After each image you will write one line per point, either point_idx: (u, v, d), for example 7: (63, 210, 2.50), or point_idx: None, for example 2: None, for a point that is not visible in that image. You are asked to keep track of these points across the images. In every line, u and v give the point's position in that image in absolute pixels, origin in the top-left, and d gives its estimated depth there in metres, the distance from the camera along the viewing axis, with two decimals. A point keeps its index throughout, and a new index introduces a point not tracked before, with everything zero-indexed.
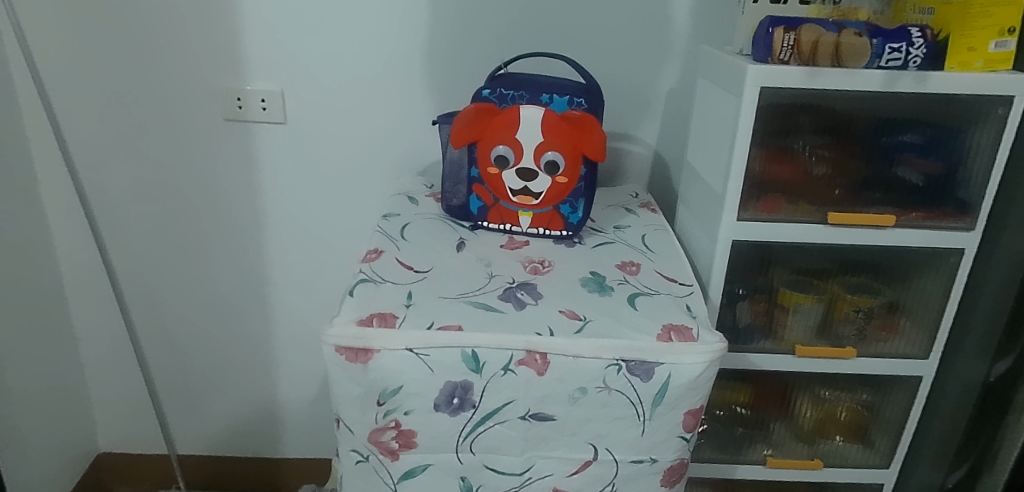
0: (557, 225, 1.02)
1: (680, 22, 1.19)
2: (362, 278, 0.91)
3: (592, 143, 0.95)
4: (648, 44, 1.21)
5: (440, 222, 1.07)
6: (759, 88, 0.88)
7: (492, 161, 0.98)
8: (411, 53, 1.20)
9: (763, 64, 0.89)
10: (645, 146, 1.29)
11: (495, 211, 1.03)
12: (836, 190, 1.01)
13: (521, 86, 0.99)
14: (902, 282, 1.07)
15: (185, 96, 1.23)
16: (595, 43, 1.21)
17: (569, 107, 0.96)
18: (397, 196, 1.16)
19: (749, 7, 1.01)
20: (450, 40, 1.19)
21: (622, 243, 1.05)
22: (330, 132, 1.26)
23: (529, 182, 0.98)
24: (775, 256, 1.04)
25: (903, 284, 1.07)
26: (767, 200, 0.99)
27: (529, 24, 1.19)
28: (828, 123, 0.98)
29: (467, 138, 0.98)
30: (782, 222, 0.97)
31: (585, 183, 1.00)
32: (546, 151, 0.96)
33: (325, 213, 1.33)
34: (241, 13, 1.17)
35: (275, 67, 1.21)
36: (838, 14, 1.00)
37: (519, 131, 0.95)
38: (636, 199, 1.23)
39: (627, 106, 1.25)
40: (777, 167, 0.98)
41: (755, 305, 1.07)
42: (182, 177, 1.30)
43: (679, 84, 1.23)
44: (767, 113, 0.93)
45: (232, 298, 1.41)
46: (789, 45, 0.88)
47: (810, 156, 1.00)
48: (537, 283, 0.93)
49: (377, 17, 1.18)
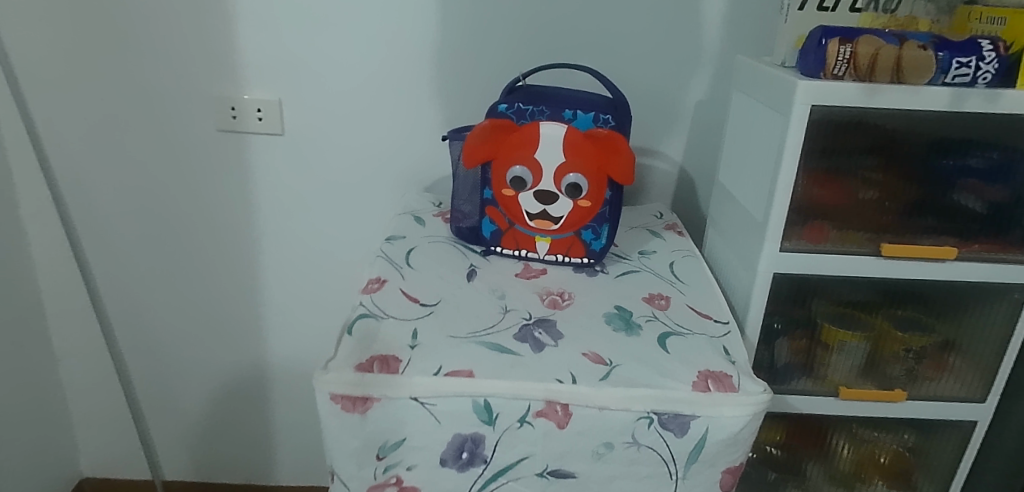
0: (578, 252, 0.93)
1: (712, 29, 1.09)
2: (362, 312, 0.82)
3: (618, 165, 0.86)
4: (677, 53, 1.11)
5: (448, 246, 0.98)
6: (810, 106, 0.79)
7: (508, 182, 0.89)
8: (420, 60, 1.11)
9: (815, 79, 0.79)
10: (670, 162, 1.19)
11: (510, 236, 0.94)
12: (885, 215, 0.92)
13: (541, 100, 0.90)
14: (957, 317, 0.97)
15: (174, 104, 1.14)
16: (619, 51, 1.11)
17: (594, 125, 0.87)
18: (402, 216, 1.07)
19: (793, 14, 0.92)
20: (461, 46, 1.10)
21: (648, 272, 0.95)
22: (330, 144, 1.17)
23: (548, 205, 0.89)
24: (818, 290, 0.94)
25: (959, 320, 0.97)
26: (813, 227, 0.89)
27: (548, 30, 1.09)
28: (881, 142, 0.88)
29: (480, 157, 0.89)
30: (829, 254, 0.88)
31: (609, 207, 0.91)
32: (568, 173, 0.86)
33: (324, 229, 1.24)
34: (237, 15, 1.08)
35: (272, 74, 1.12)
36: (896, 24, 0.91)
37: (538, 151, 0.86)
38: (661, 220, 1.13)
39: (652, 119, 1.16)
40: (822, 190, 0.88)
41: (794, 341, 0.97)
42: (172, 190, 1.21)
43: (709, 96, 1.14)
44: (816, 133, 0.84)
45: (225, 318, 1.32)
46: (845, 59, 0.78)
47: (859, 179, 0.90)
48: (555, 320, 0.84)
49: (383, 20, 1.08)
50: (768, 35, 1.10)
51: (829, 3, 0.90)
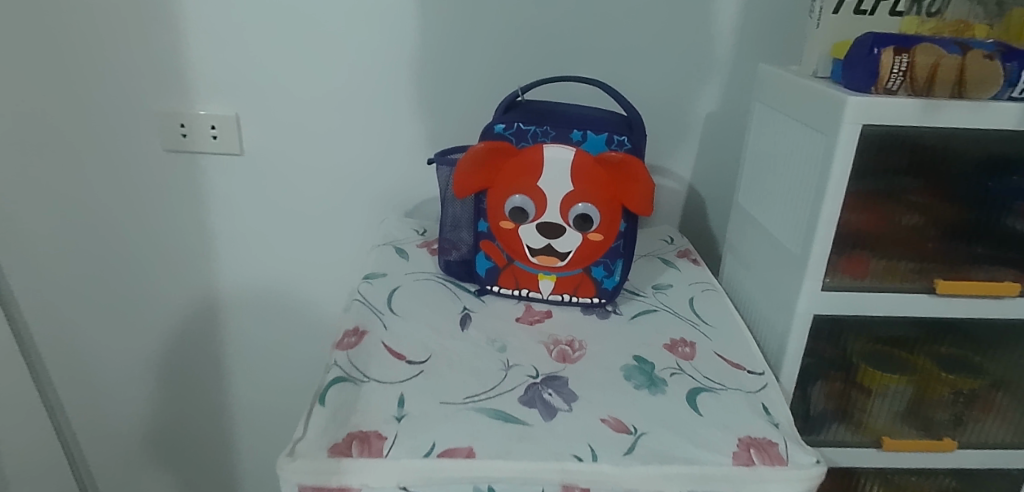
0: (587, 291, 0.81)
1: (725, 34, 0.98)
2: (337, 375, 0.68)
3: (636, 193, 0.74)
4: (686, 59, 0.99)
5: (436, 285, 0.85)
6: (860, 126, 0.68)
7: (507, 214, 0.77)
8: (397, 68, 0.98)
9: (864, 95, 0.68)
10: (678, 180, 1.07)
11: (508, 274, 0.82)
12: (927, 242, 0.80)
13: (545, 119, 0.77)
14: (1003, 351, 0.87)
15: (115, 120, 1.00)
16: (621, 58, 0.99)
17: (607, 148, 0.74)
18: (381, 247, 0.94)
19: (826, 19, 0.81)
20: (443, 52, 0.97)
21: (666, 311, 0.83)
22: (298, 164, 1.03)
23: (554, 239, 0.77)
24: (862, 329, 0.83)
25: (1005, 355, 0.87)
26: (852, 260, 0.77)
27: (542, 35, 0.97)
28: (926, 160, 0.76)
29: (475, 184, 0.77)
30: (885, 293, 0.77)
31: (623, 240, 0.80)
32: (577, 203, 0.75)
33: (291, 259, 1.10)
34: (184, 19, 0.94)
35: (228, 86, 0.98)
36: (953, 30, 0.78)
37: (542, 178, 0.74)
38: (672, 246, 1.01)
39: (659, 134, 1.04)
40: (866, 215, 0.76)
41: (830, 385, 0.86)
42: (115, 218, 1.06)
43: (721, 107, 1.02)
44: (869, 156, 0.72)
45: (181, 358, 1.18)
46: (900, 71, 0.68)
47: (902, 203, 0.78)
48: (566, 377, 0.71)
49: (355, 24, 0.95)
50: (787, 40, 0.99)
51: (866, 6, 0.80)
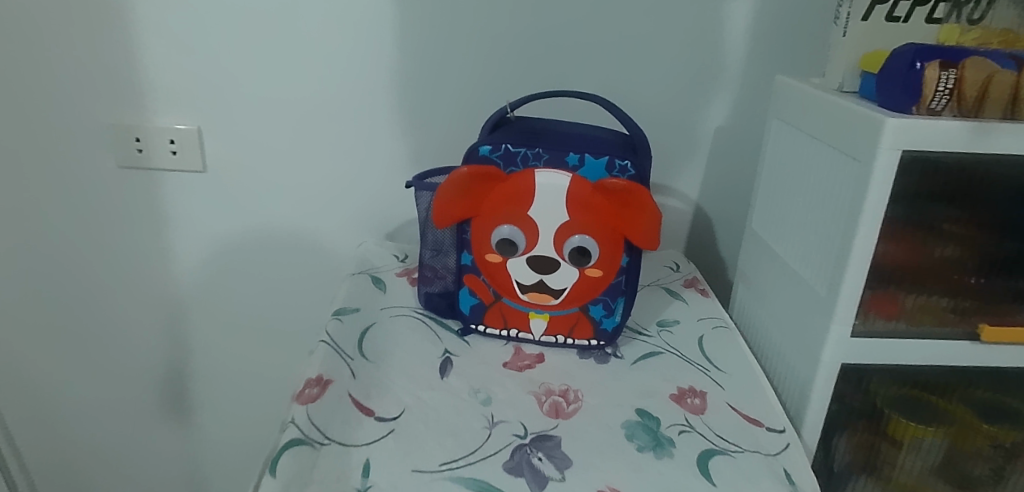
0: (584, 332, 0.72)
1: (737, 41, 0.89)
2: (293, 436, 0.58)
3: (640, 225, 0.65)
4: (694, 69, 0.90)
5: (415, 322, 0.75)
6: (899, 151, 0.59)
7: (493, 245, 0.68)
8: (375, 77, 0.89)
9: (905, 116, 0.59)
10: (684, 200, 0.98)
11: (495, 312, 0.72)
12: (962, 276, 0.69)
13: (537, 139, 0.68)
14: None
15: (65, 132, 0.90)
16: (623, 66, 0.90)
17: (608, 174, 0.65)
18: (356, 275, 0.84)
19: (854, 26, 0.72)
20: (426, 59, 0.88)
21: (674, 353, 0.74)
22: (267, 181, 0.94)
23: (546, 275, 0.68)
24: (899, 374, 0.74)
25: None
26: (881, 298, 0.67)
27: (535, 41, 0.88)
28: (965, 181, 0.65)
29: (457, 212, 0.68)
30: (926, 338, 0.68)
31: (625, 276, 0.70)
32: (572, 235, 0.66)
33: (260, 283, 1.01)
34: (139, 22, 0.85)
35: (190, 96, 0.89)
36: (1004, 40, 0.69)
37: (533, 207, 0.65)
38: (679, 274, 0.92)
39: (664, 150, 0.95)
40: (897, 247, 0.65)
41: (855, 436, 0.77)
42: (67, 238, 0.97)
43: (733, 122, 0.93)
44: (913, 184, 0.62)
45: (142, 389, 1.08)
46: (945, 89, 0.59)
47: (936, 231, 0.67)
48: (559, 436, 0.62)
49: (328, 29, 0.86)
50: (805, 47, 0.89)
51: (900, 13, 0.71)
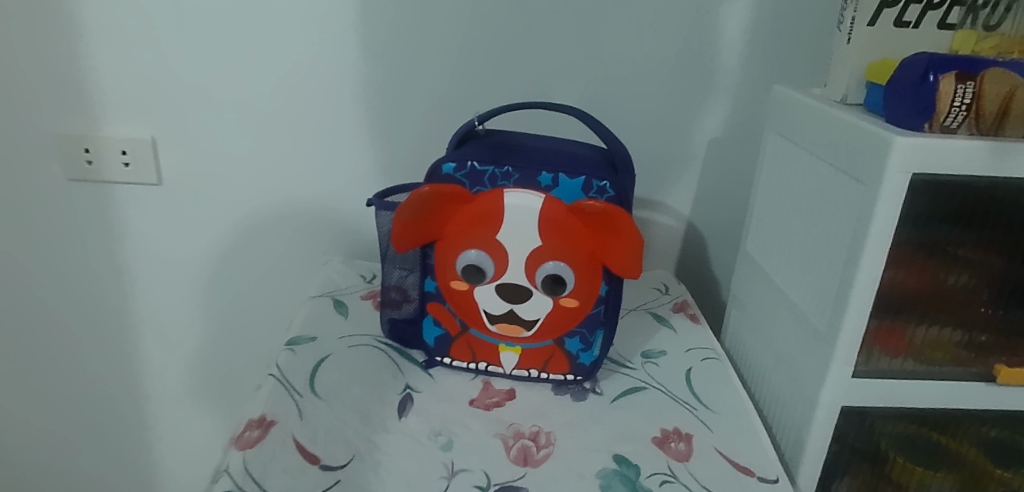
0: (559, 367, 0.66)
1: (732, 46, 0.82)
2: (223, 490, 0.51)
3: (619, 252, 0.59)
4: (685, 78, 0.84)
5: (376, 352, 0.69)
6: (910, 174, 0.52)
7: (459, 272, 0.62)
8: (341, 83, 0.83)
9: (916, 135, 0.53)
10: (676, 216, 0.91)
11: (462, 343, 0.66)
12: (978, 306, 0.61)
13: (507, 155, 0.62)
14: None
15: (10, 142, 0.85)
16: (607, 74, 0.84)
17: (585, 195, 0.58)
18: (317, 298, 0.78)
19: (859, 32, 0.66)
20: (396, 64, 0.82)
21: (658, 390, 0.67)
22: (227, 195, 0.88)
23: (517, 306, 0.62)
24: (926, 420, 0.65)
25: None
26: (890, 333, 0.60)
27: (513, 45, 0.82)
28: (983, 199, 0.57)
29: (419, 236, 0.61)
30: (936, 379, 0.62)
31: (605, 306, 0.64)
32: (545, 262, 0.60)
33: (221, 302, 0.95)
34: (85, 25, 0.79)
35: (142, 104, 0.83)
36: None
37: (501, 231, 0.59)
38: (668, 298, 0.86)
39: (654, 164, 0.88)
40: (907, 278, 0.59)
41: (857, 480, 0.68)
42: (13, 253, 0.91)
43: (727, 134, 0.87)
44: (925, 210, 0.56)
45: (94, 416, 1.01)
46: (962, 104, 0.52)
47: (950, 259, 0.60)
48: (524, 487, 0.54)
49: (289, 32, 0.80)
50: (805, 54, 0.83)
51: (909, 17, 0.64)
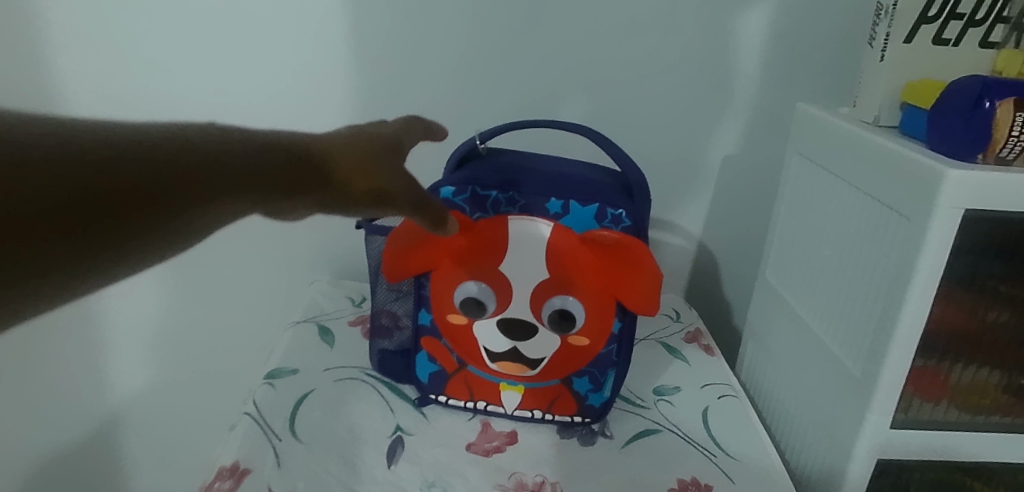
0: (565, 408, 0.60)
1: (749, 59, 0.77)
2: None
3: (637, 287, 0.53)
4: (698, 91, 0.79)
5: (366, 387, 0.63)
6: (962, 210, 0.48)
7: (458, 304, 0.56)
8: (333, 96, 0.78)
9: (969, 166, 0.48)
10: (686, 237, 0.86)
11: (459, 380, 0.60)
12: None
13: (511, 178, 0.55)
14: None
15: None
16: (616, 85, 0.78)
17: (598, 225, 0.53)
18: (302, 323, 0.72)
19: (894, 50, 0.60)
20: (393, 70, 0.77)
21: (673, 433, 0.62)
22: None
23: (521, 342, 0.56)
24: (965, 472, 0.59)
25: None
26: (930, 380, 0.55)
27: (519, 52, 0.77)
28: None
29: (413, 266, 0.56)
30: (982, 431, 0.57)
31: (618, 344, 0.58)
32: (553, 296, 0.54)
33: (189, 328, 0.86)
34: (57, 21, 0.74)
35: (116, 107, 0.78)
36: None
37: (506, 260, 0.54)
38: (679, 326, 0.80)
39: (663, 183, 0.83)
40: (951, 321, 0.54)
41: None
42: None
43: (742, 151, 0.81)
44: (974, 248, 0.51)
45: (45, 460, 0.91)
46: (1021, 134, 0.47)
47: (1000, 301, 0.54)
48: None
49: (276, 43, 0.76)
50: (830, 68, 0.78)
51: (950, 34, 0.59)
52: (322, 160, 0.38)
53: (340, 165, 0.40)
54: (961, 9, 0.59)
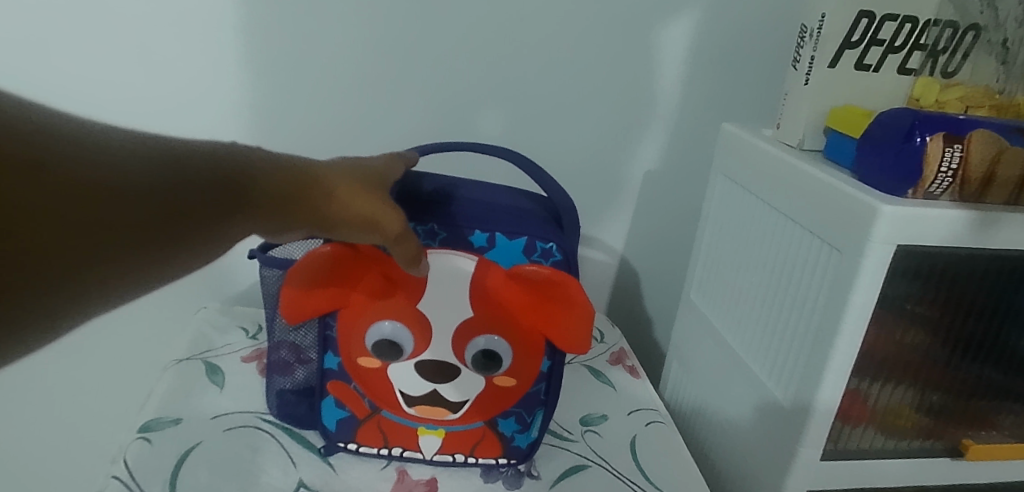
0: (489, 450, 0.55)
1: (670, 70, 0.75)
2: None
3: (568, 326, 0.49)
4: (620, 102, 0.76)
5: (264, 436, 0.56)
6: (894, 246, 0.47)
7: (371, 347, 0.51)
8: (215, 77, 0.70)
9: (900, 201, 0.47)
10: (608, 252, 0.83)
11: (373, 427, 0.54)
12: (947, 384, 0.57)
13: (432, 207, 0.51)
14: None
15: None
16: (535, 95, 0.74)
17: (526, 259, 0.49)
18: (186, 362, 0.64)
19: (819, 73, 0.59)
20: (288, 70, 0.70)
21: (603, 467, 0.59)
22: None
23: (442, 386, 0.51)
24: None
25: None
26: (856, 413, 0.56)
27: (429, 58, 0.71)
28: (955, 274, 0.52)
29: (315, 306, 0.50)
30: (906, 458, 0.58)
31: (546, 383, 0.54)
32: (476, 336, 0.50)
33: (49, 360, 0.74)
34: None
35: None
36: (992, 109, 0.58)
37: (425, 299, 0.49)
38: (602, 346, 0.78)
39: (584, 198, 0.80)
40: (877, 353, 0.53)
41: None
42: None
43: (664, 165, 0.79)
44: (901, 283, 0.51)
45: None
46: (948, 169, 0.47)
47: (922, 335, 0.55)
48: None
49: (145, 16, 0.67)
50: (751, 84, 0.77)
51: (871, 60, 0.59)
52: (325, 188, 0.42)
53: (336, 190, 0.42)
54: (882, 35, 0.58)
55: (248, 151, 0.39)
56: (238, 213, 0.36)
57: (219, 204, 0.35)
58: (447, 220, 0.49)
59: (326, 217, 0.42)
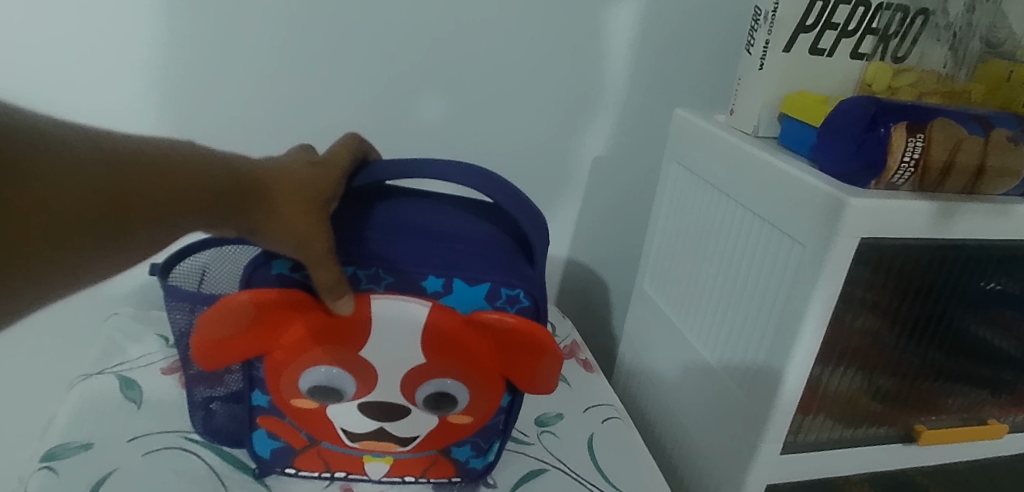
0: (442, 471, 0.52)
1: (618, 52, 0.72)
2: None
3: (529, 370, 0.46)
4: (566, 86, 0.72)
5: (189, 457, 0.51)
6: (858, 238, 0.46)
7: (307, 390, 0.46)
8: (119, 56, 0.62)
9: (864, 192, 0.46)
10: (557, 243, 0.81)
11: (313, 455, 0.50)
12: (900, 372, 0.57)
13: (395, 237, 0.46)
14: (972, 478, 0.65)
15: None
16: (478, 79, 0.70)
17: (488, 304, 0.45)
18: (96, 378, 0.57)
19: (774, 58, 0.58)
20: (204, 50, 0.63)
21: (561, 470, 0.56)
22: None
23: (388, 421, 0.48)
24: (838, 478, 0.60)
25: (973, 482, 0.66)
26: (813, 406, 0.55)
27: (364, 38, 0.66)
28: (914, 264, 0.52)
29: (236, 350, 0.45)
30: (857, 444, 0.58)
31: (506, 414, 0.51)
32: (427, 381, 0.46)
33: None
34: None
35: None
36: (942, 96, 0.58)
37: (366, 346, 0.45)
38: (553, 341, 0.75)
39: (532, 186, 0.76)
40: (837, 347, 0.53)
41: None
42: None
43: (613, 150, 0.77)
44: (863, 276, 0.50)
45: None
46: (911, 160, 0.46)
47: (880, 326, 0.54)
48: None
49: None
50: (700, 66, 0.75)
51: (825, 44, 0.57)
52: (267, 191, 0.40)
53: (281, 192, 0.40)
54: (836, 19, 0.57)
55: (187, 152, 0.37)
56: (173, 212, 0.36)
57: (154, 204, 0.35)
58: (394, 264, 0.44)
59: (270, 222, 0.40)
